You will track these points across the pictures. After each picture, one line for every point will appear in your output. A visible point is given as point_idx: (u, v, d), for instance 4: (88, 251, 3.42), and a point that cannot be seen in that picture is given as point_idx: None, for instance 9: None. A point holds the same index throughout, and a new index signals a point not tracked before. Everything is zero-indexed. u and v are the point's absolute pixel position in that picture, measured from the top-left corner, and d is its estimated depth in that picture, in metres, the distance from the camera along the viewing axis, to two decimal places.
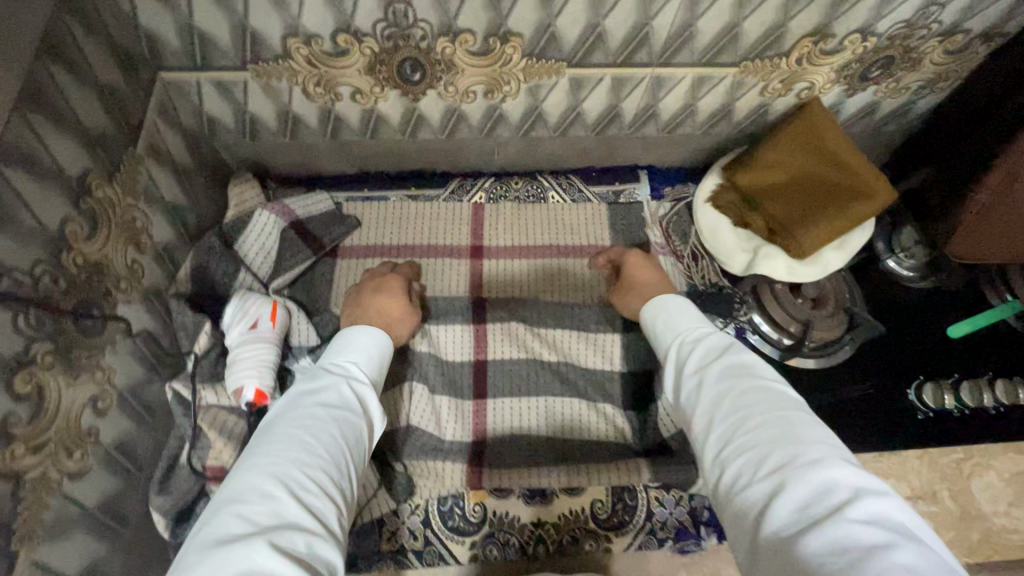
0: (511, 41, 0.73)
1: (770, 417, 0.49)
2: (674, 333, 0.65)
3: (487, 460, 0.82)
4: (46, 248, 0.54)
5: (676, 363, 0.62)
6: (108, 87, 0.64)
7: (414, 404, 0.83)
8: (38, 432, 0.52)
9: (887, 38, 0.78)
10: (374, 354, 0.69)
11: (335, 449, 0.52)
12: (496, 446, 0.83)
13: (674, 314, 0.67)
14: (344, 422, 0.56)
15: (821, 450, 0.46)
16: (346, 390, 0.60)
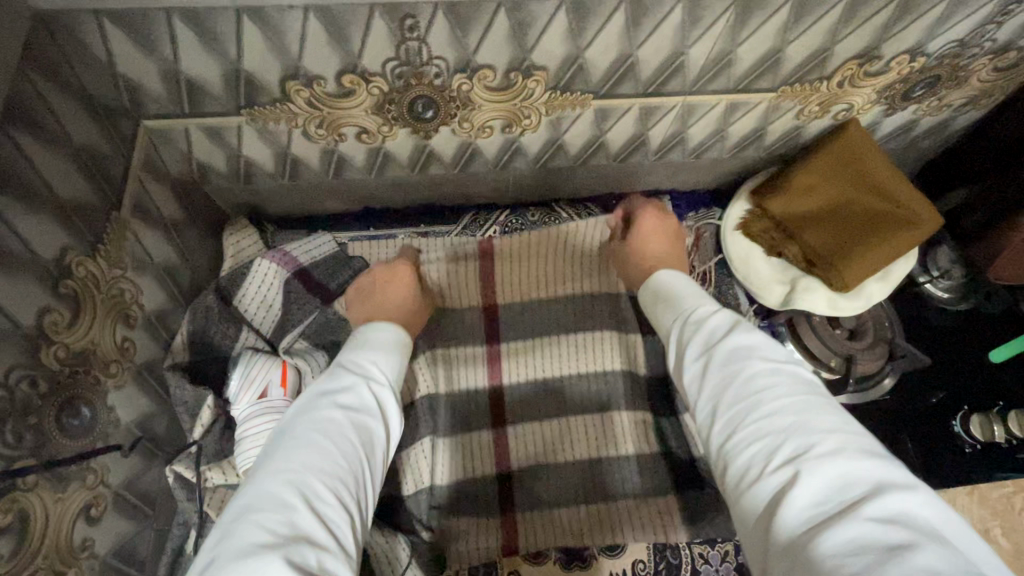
0: (535, 75, 0.66)
1: (792, 401, 0.44)
2: (679, 308, 0.60)
3: (522, 540, 0.76)
4: (22, 348, 0.46)
5: (680, 337, 0.56)
6: (84, 146, 0.56)
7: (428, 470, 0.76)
8: (24, 566, 0.45)
9: (936, 58, 0.72)
10: (392, 352, 0.63)
11: (335, 455, 0.47)
12: (527, 519, 0.77)
13: (681, 293, 0.62)
14: (344, 426, 0.50)
15: (845, 439, 0.41)
16: (350, 391, 0.54)
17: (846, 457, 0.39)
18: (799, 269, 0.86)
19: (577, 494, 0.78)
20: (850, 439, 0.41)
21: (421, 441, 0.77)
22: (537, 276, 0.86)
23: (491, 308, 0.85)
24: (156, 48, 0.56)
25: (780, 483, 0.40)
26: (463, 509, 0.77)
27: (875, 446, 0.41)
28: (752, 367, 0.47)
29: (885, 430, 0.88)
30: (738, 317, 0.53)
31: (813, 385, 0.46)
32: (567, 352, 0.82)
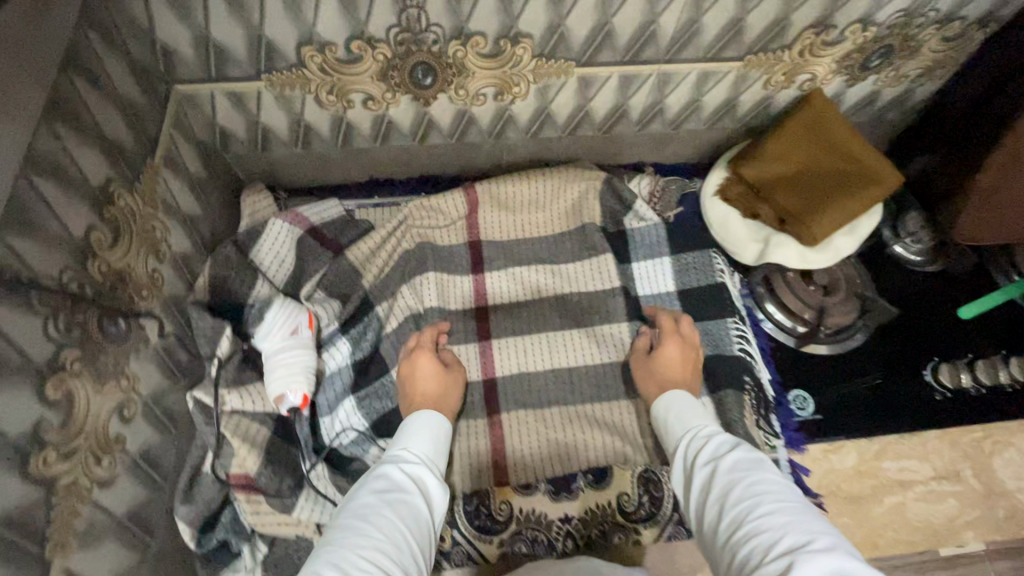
0: (521, 42, 0.74)
1: (785, 507, 0.46)
2: (685, 423, 0.64)
3: (510, 441, 0.84)
4: (73, 256, 0.54)
5: (685, 455, 0.59)
6: (126, 98, 0.65)
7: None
8: (68, 439, 0.52)
9: (887, 28, 0.80)
10: (438, 440, 0.65)
11: (392, 533, 0.49)
12: (513, 422, 0.85)
13: (685, 414, 0.65)
14: (401, 508, 0.53)
15: (834, 542, 0.41)
16: (395, 472, 0.57)
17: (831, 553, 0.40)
18: (772, 228, 0.93)
19: (556, 398, 0.87)
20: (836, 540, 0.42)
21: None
22: (516, 222, 0.98)
23: (476, 248, 0.96)
24: (190, 14, 0.65)
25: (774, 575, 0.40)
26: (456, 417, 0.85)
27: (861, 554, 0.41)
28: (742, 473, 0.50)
29: (858, 379, 0.92)
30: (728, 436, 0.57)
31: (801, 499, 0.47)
32: (541, 280, 0.95)
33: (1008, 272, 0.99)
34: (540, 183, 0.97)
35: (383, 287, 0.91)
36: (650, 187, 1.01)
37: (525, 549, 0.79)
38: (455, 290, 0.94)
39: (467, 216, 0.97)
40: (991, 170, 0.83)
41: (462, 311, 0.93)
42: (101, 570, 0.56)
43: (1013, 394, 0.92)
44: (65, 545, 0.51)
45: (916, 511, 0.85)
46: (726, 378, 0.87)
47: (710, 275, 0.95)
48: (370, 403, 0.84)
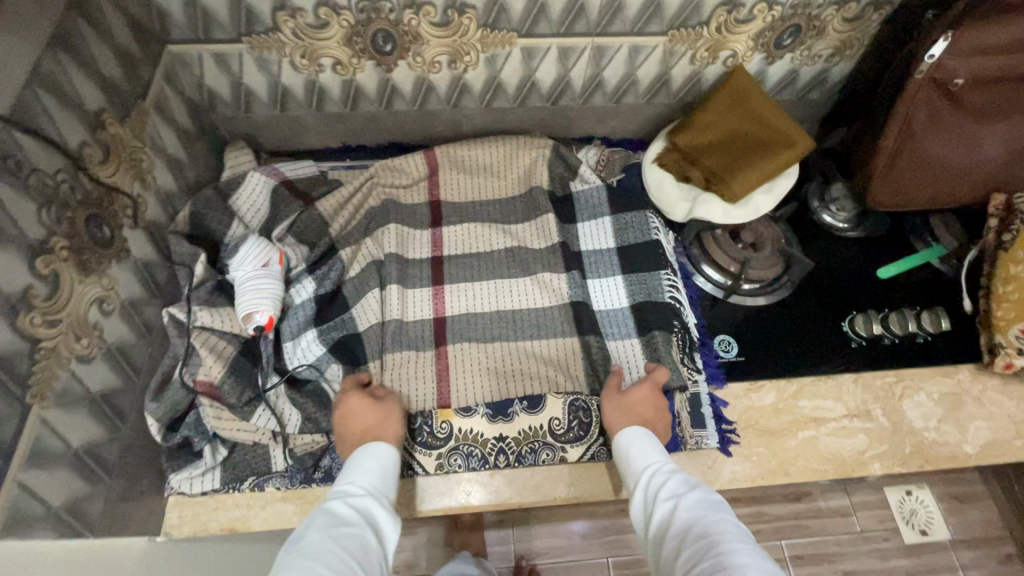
0: (467, 12, 0.86)
1: (735, 541, 0.55)
2: (641, 463, 0.73)
3: (454, 368, 0.92)
4: (68, 160, 0.64)
5: (645, 493, 0.69)
6: (124, 46, 0.76)
7: (379, 312, 0.94)
8: (54, 310, 0.61)
9: (790, 8, 0.91)
10: (387, 473, 0.73)
11: (344, 562, 0.57)
12: (459, 353, 0.93)
13: (642, 448, 0.75)
14: (345, 539, 0.60)
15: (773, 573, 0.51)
16: (339, 508, 0.64)
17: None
18: (699, 188, 1.02)
19: (500, 336, 0.95)
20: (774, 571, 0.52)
21: (370, 293, 0.95)
22: (472, 185, 1.08)
23: (436, 206, 1.06)
24: None
25: None
26: (405, 347, 0.92)
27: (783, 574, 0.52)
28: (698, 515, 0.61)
29: (778, 329, 1.01)
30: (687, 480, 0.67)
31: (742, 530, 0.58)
32: (492, 235, 1.03)
33: (926, 240, 1.09)
34: (495, 149, 1.08)
35: (347, 237, 1.00)
36: (596, 157, 1.11)
37: (461, 462, 0.86)
38: (412, 242, 1.02)
39: (427, 178, 1.08)
40: (894, 131, 0.93)
41: (419, 260, 1.01)
42: (75, 435, 0.64)
43: (922, 343, 1.00)
44: (43, 398, 0.59)
45: (827, 444, 0.91)
46: (656, 321, 0.96)
47: (649, 232, 1.03)
48: (327, 333, 0.91)
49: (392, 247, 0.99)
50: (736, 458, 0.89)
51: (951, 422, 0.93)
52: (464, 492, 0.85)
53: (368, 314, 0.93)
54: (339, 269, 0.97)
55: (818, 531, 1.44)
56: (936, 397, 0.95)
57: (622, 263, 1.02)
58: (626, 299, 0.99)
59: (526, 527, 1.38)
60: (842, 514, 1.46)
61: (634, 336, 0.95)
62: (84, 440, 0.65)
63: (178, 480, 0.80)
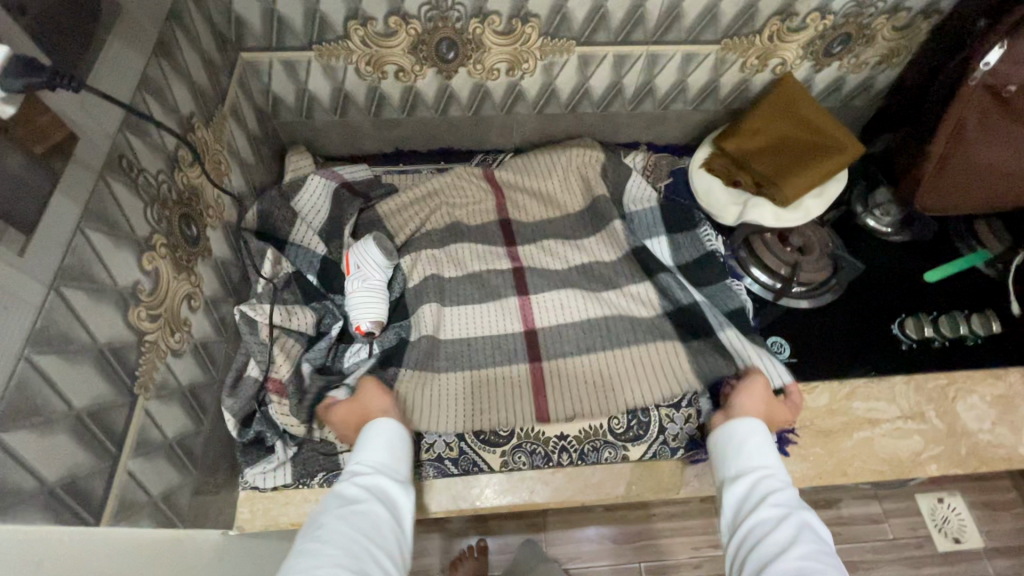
0: (530, 21, 0.89)
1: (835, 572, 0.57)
2: (754, 461, 0.73)
3: (548, 383, 0.88)
4: (166, 161, 0.67)
5: (750, 488, 0.70)
6: (208, 54, 0.80)
7: (428, 326, 0.90)
8: (155, 303, 0.63)
9: (842, 16, 0.94)
10: (397, 448, 0.74)
11: (359, 538, 0.59)
12: (553, 367, 0.89)
13: (760, 447, 0.74)
14: (355, 517, 0.62)
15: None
16: (349, 488, 0.66)
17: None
18: (749, 193, 1.05)
19: (593, 347, 0.91)
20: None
21: (427, 305, 0.92)
22: (529, 192, 1.09)
23: (503, 210, 1.07)
24: None
25: None
26: (449, 366, 0.89)
27: None
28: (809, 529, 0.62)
29: (830, 331, 1.02)
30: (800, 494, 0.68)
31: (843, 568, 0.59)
32: (545, 238, 1.04)
33: (971, 244, 1.10)
34: (549, 155, 1.10)
35: (409, 244, 1.01)
36: (644, 162, 1.14)
37: (525, 459, 0.86)
38: (494, 254, 1.01)
39: (490, 188, 1.08)
40: (944, 136, 0.95)
41: (475, 258, 1.00)
42: (170, 425, 0.66)
43: (971, 345, 1.01)
44: (147, 389, 0.61)
45: (883, 446, 0.91)
46: (741, 328, 0.94)
47: (700, 234, 1.04)
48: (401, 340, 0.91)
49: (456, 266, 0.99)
50: (794, 458, 0.89)
51: (1007, 424, 0.93)
52: (528, 489, 0.86)
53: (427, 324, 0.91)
54: (401, 282, 0.97)
55: (851, 539, 1.44)
56: (990, 399, 0.95)
57: (683, 263, 1.01)
58: (705, 306, 0.97)
59: (558, 530, 1.38)
60: (876, 521, 1.45)
61: (728, 329, 0.91)
62: (175, 431, 0.67)
63: (253, 475, 0.81)
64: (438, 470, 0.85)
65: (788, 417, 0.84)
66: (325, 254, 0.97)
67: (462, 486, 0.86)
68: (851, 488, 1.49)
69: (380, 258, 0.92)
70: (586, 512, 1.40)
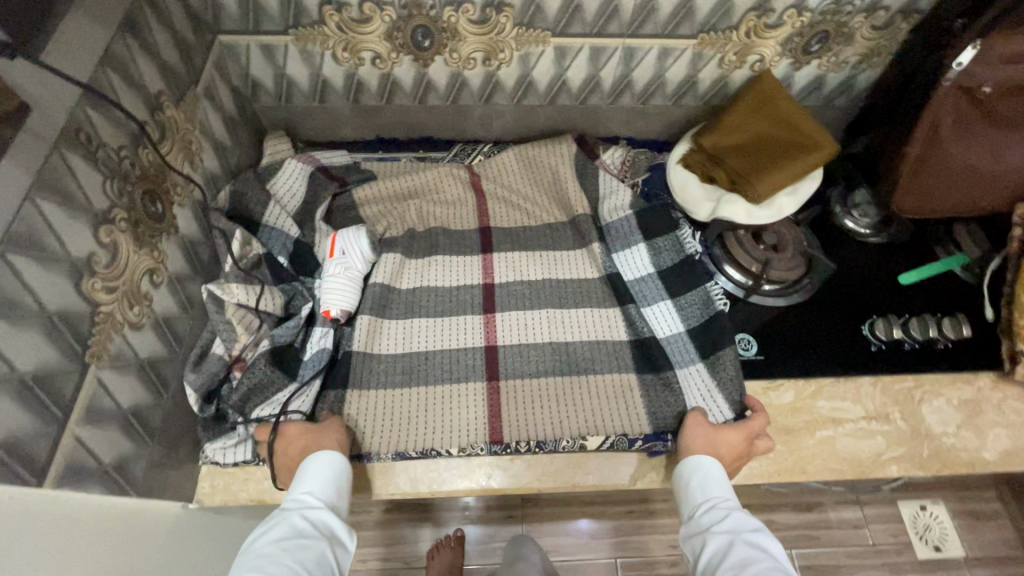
0: (504, 10, 0.89)
1: None
2: (706, 498, 0.77)
3: (505, 403, 0.90)
4: (129, 138, 0.68)
5: (706, 526, 0.74)
6: (182, 34, 0.81)
7: (394, 344, 0.94)
8: (113, 276, 0.64)
9: (819, 14, 0.93)
10: (335, 479, 0.75)
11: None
12: (511, 389, 0.91)
13: (709, 480, 0.78)
14: (298, 555, 0.65)
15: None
16: (297, 521, 0.69)
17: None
18: (725, 189, 1.05)
19: (554, 370, 0.93)
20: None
21: (360, 318, 0.94)
22: (510, 194, 1.11)
23: (484, 208, 1.10)
24: None
25: None
26: (414, 381, 0.91)
27: None
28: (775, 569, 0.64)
29: (799, 330, 1.02)
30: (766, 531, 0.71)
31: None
32: (524, 233, 1.07)
33: (948, 247, 1.09)
34: (529, 153, 1.12)
35: (387, 241, 1.03)
36: (622, 158, 1.15)
37: (483, 447, 0.85)
38: (463, 269, 1.03)
39: (473, 192, 1.11)
40: (920, 137, 0.94)
41: (454, 259, 1.04)
42: (125, 396, 0.67)
43: (944, 349, 1.00)
44: (100, 359, 0.62)
45: (845, 445, 0.91)
46: (715, 341, 0.94)
47: (677, 233, 1.06)
48: (379, 347, 0.93)
49: (409, 282, 1.01)
50: (754, 454, 0.90)
51: (972, 428, 0.93)
52: (485, 475, 0.86)
53: (378, 339, 0.94)
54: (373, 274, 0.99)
55: (828, 542, 1.43)
56: (956, 403, 0.95)
57: (662, 267, 1.02)
58: (677, 316, 0.98)
59: (536, 523, 1.39)
60: (854, 525, 1.45)
61: (698, 360, 0.94)
62: (131, 403, 0.68)
63: (213, 450, 0.82)
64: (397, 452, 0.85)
65: (737, 442, 0.82)
66: (298, 236, 0.98)
67: (419, 469, 0.85)
68: (830, 492, 1.49)
69: (365, 249, 0.97)
70: (563, 505, 1.41)
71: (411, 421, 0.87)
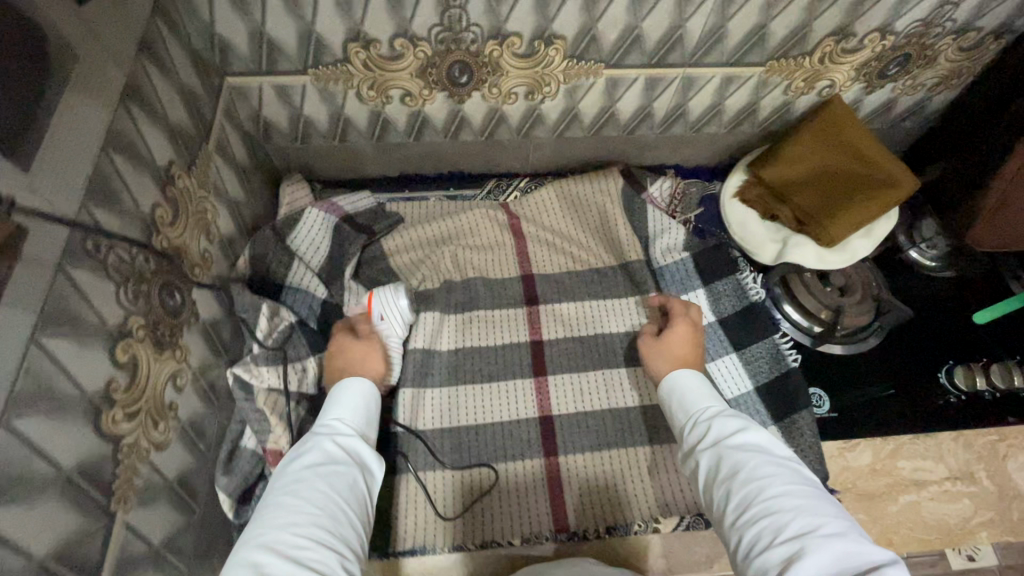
0: (555, 43, 0.78)
1: (788, 492, 0.55)
2: (688, 411, 0.71)
3: (566, 483, 0.83)
4: (141, 229, 0.58)
5: (692, 436, 0.68)
6: (188, 86, 0.69)
7: (443, 415, 0.87)
8: (132, 400, 0.55)
9: (905, 37, 0.83)
10: (362, 406, 0.71)
11: (331, 497, 0.56)
12: (570, 465, 0.84)
13: (687, 394, 0.73)
14: (336, 477, 0.59)
15: (842, 525, 0.51)
16: (329, 445, 0.63)
17: (839, 535, 0.50)
18: (790, 229, 0.96)
19: (615, 441, 0.86)
20: (845, 524, 0.52)
21: (403, 391, 0.87)
22: (553, 236, 1.01)
23: (524, 253, 1.00)
24: (250, 10, 0.70)
25: (778, 556, 0.50)
26: (468, 458, 0.84)
27: (835, 515, 0.52)
28: (763, 462, 0.59)
29: (870, 380, 0.95)
30: (750, 421, 0.65)
31: (801, 479, 0.57)
32: (571, 281, 0.98)
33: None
34: (570, 189, 1.04)
35: (423, 295, 0.94)
36: (672, 190, 1.05)
37: (548, 536, 0.80)
38: (508, 325, 0.94)
39: (512, 233, 1.01)
40: (1010, 173, 0.84)
41: (499, 314, 0.95)
42: (155, 529, 0.58)
43: None
44: (127, 501, 0.53)
45: (930, 510, 0.86)
46: (790, 402, 0.88)
47: (740, 277, 0.97)
48: (429, 421, 0.86)
49: (449, 341, 0.92)
50: None
51: None
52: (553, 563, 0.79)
53: (423, 411, 0.87)
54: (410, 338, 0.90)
55: None
56: None
57: (725, 315, 0.95)
58: (745, 372, 0.91)
59: None
60: None
61: (771, 423, 0.87)
62: (163, 534, 0.60)
63: None
64: (459, 545, 0.79)
65: (687, 333, 0.82)
66: (326, 297, 0.89)
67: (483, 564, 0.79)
68: None
69: (406, 310, 0.87)
70: None
71: (468, 508, 0.81)
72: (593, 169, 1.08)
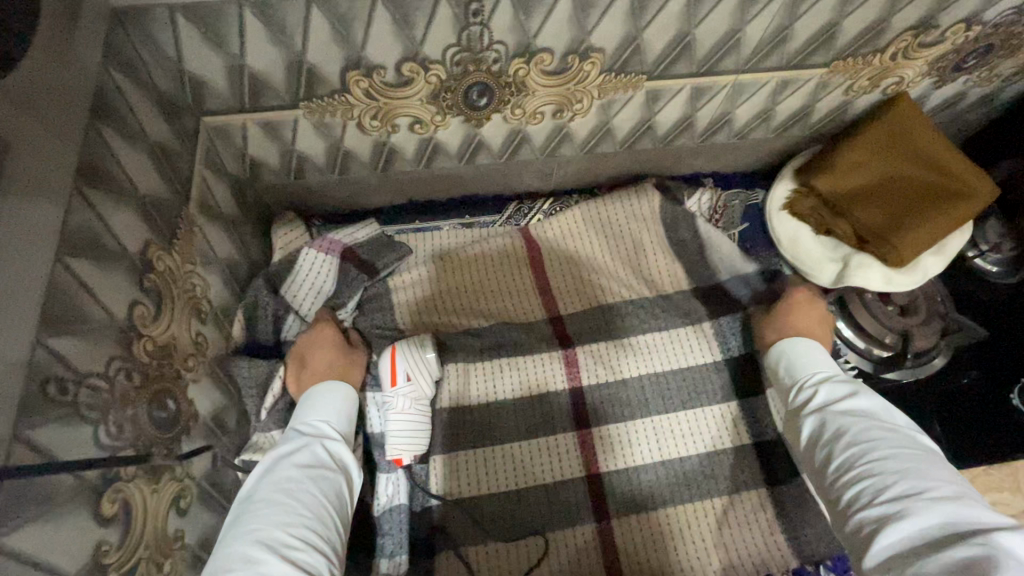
0: (591, 57, 0.66)
1: (897, 454, 0.52)
2: (794, 375, 0.68)
3: (621, 548, 0.76)
4: (119, 341, 0.47)
5: (797, 400, 0.65)
6: (157, 142, 0.57)
7: (476, 479, 0.78)
8: (130, 555, 0.45)
9: (992, 27, 0.72)
10: (346, 407, 0.65)
11: (316, 507, 0.51)
12: (624, 529, 0.77)
13: (796, 358, 0.69)
14: (324, 484, 0.54)
15: (956, 488, 0.47)
16: (318, 448, 0.57)
17: (948, 499, 0.46)
18: (850, 246, 0.86)
19: (671, 497, 0.78)
20: (959, 488, 0.48)
21: (434, 459, 0.79)
22: (586, 265, 0.91)
23: (553, 286, 0.89)
24: (225, 42, 0.56)
25: (879, 513, 0.48)
26: (510, 529, 0.76)
27: (954, 481, 0.48)
28: (869, 426, 0.56)
29: (937, 406, 0.88)
30: (863, 389, 0.61)
31: (918, 445, 0.53)
32: (605, 316, 0.87)
33: None
34: (601, 210, 0.93)
35: (445, 340, 0.82)
36: (712, 203, 0.95)
37: None
38: (542, 372, 0.83)
39: (537, 263, 0.90)
40: None
41: (530, 360, 0.83)
42: None
43: None
44: None
45: None
46: None
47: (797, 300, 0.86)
48: (462, 488, 0.78)
49: (477, 394, 0.82)
50: None
51: None
52: None
53: (458, 474, 0.78)
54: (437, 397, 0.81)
55: None
56: None
57: None
58: None
59: None
60: None
61: None
62: None
63: None
64: None
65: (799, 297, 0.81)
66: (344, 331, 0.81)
67: None
68: None
69: (433, 366, 0.79)
70: None
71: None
72: (622, 187, 0.98)
